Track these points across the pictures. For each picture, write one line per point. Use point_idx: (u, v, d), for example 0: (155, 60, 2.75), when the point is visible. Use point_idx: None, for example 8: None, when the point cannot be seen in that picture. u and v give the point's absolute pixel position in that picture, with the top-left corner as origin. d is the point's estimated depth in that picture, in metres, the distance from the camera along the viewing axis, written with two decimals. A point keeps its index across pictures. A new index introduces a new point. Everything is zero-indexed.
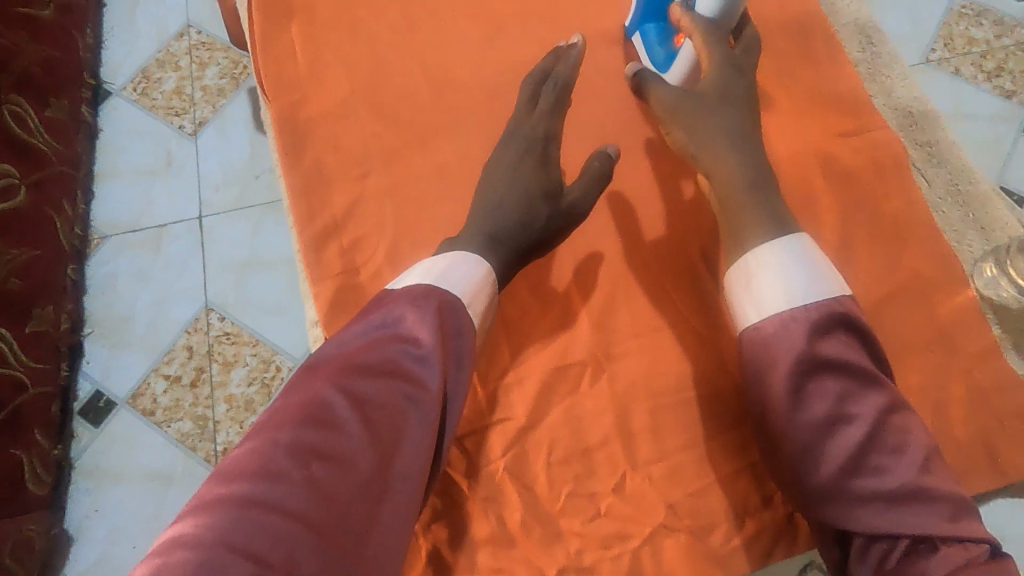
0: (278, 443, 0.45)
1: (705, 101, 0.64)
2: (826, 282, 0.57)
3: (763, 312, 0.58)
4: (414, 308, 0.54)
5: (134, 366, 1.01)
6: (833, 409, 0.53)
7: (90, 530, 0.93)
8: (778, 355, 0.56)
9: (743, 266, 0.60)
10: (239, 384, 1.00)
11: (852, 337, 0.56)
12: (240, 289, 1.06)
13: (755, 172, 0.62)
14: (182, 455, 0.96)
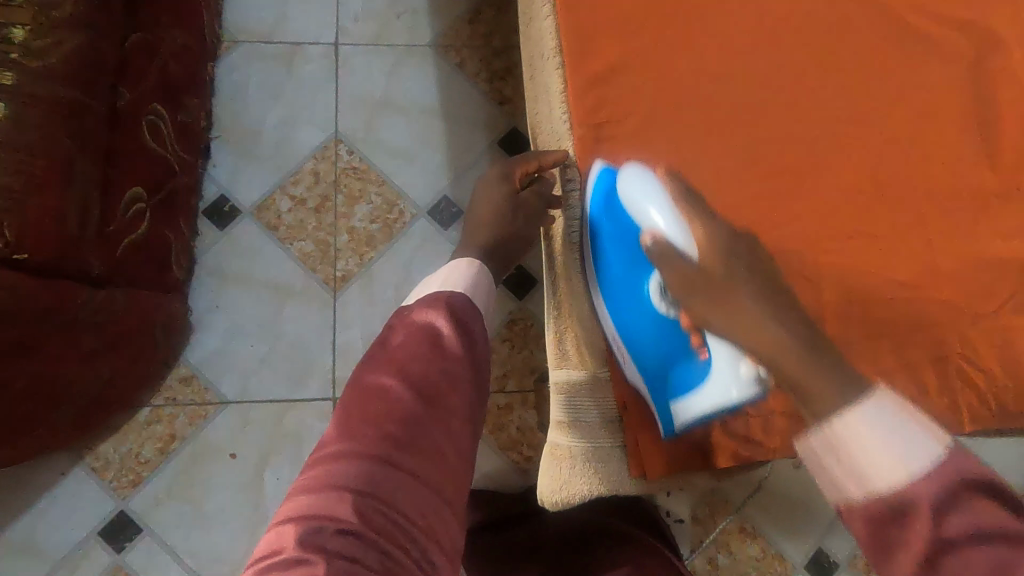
0: (352, 433, 0.47)
1: (744, 271, 0.53)
2: (924, 441, 0.39)
3: (862, 490, 0.40)
4: (438, 306, 0.56)
5: (261, 180, 1.03)
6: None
7: (210, 323, 0.98)
8: (907, 537, 0.38)
9: (819, 437, 0.42)
10: (362, 219, 1.03)
11: (987, 498, 0.37)
12: (370, 127, 1.06)
13: (804, 335, 0.49)
14: (303, 273, 1.01)
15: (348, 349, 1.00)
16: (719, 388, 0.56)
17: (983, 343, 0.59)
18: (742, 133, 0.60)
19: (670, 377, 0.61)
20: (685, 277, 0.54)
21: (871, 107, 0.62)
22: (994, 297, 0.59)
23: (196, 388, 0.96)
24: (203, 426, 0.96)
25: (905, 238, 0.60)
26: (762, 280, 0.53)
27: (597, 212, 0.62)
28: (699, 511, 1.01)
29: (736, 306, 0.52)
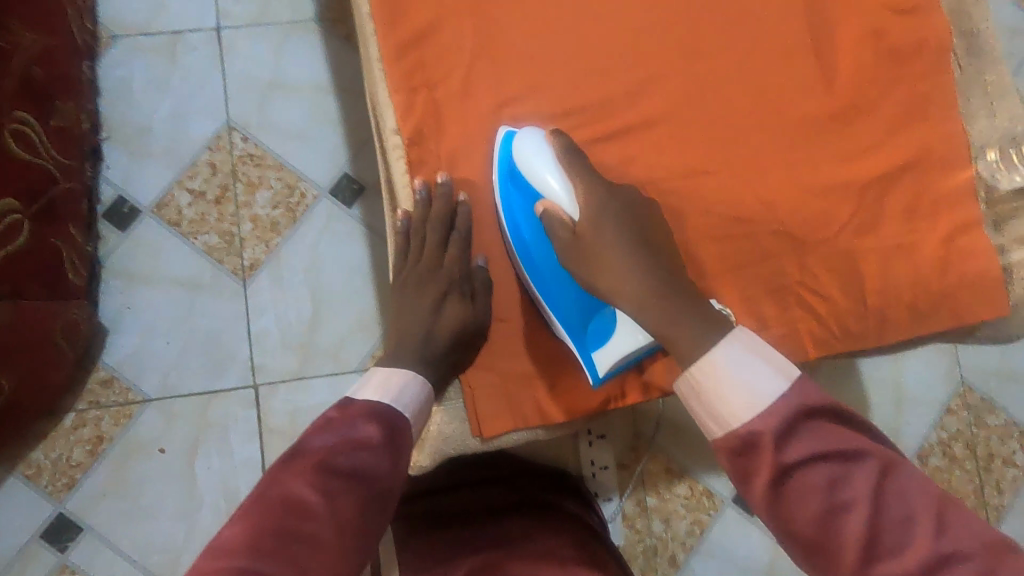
0: (252, 544, 0.44)
1: (616, 224, 0.54)
2: (771, 376, 0.49)
3: (721, 427, 0.49)
4: (372, 418, 0.53)
5: (157, 177, 1.02)
6: (823, 503, 0.46)
7: (124, 324, 0.99)
8: (760, 464, 0.47)
9: (688, 386, 0.51)
10: (264, 206, 1.03)
11: (819, 421, 0.48)
12: (262, 110, 1.05)
13: (667, 285, 0.54)
14: (210, 266, 1.02)
15: (264, 337, 1.01)
16: (630, 336, 0.57)
17: (817, 268, 0.60)
18: (568, 80, 0.59)
19: (587, 327, 0.59)
20: (567, 244, 0.55)
21: (701, 36, 0.61)
22: (830, 222, 0.60)
23: (117, 389, 0.98)
24: (129, 425, 0.98)
25: (741, 171, 0.60)
26: (634, 230, 0.55)
27: (500, 179, 0.58)
28: (625, 458, 1.04)
29: (612, 271, 0.54)
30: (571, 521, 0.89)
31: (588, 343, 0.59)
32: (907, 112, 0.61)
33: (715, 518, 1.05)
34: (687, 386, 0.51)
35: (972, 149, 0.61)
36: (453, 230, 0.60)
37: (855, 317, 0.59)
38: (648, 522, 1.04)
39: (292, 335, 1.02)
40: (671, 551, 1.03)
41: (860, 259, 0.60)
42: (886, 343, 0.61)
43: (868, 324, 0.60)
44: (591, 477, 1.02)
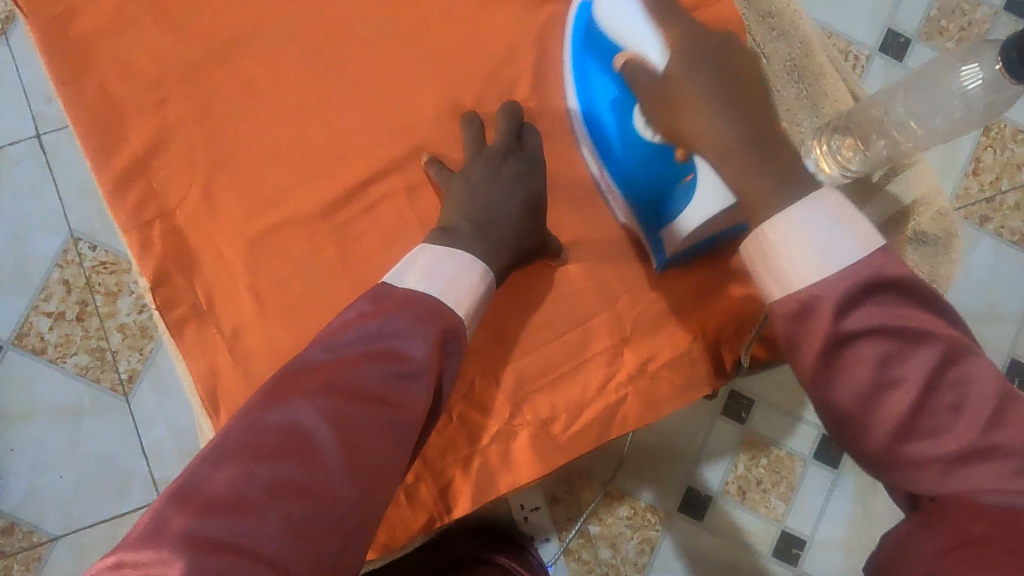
0: (286, 421, 0.46)
1: (706, 80, 0.50)
2: (850, 240, 0.44)
3: (779, 286, 0.45)
4: (422, 319, 0.49)
5: (10, 307, 0.96)
6: (872, 377, 0.43)
7: (14, 467, 0.95)
8: (812, 333, 0.44)
9: (755, 240, 0.46)
10: (129, 312, 0.97)
11: (890, 292, 0.44)
12: (104, 213, 0.98)
13: (756, 146, 0.49)
14: (87, 387, 0.96)
15: (159, 449, 0.96)
16: (713, 197, 0.54)
17: None
18: (324, 177, 0.55)
19: (650, 202, 0.58)
20: (647, 91, 0.53)
21: (461, 105, 0.58)
22: None
23: (21, 534, 0.94)
24: (41, 568, 0.94)
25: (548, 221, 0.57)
26: (727, 79, 0.50)
27: (576, 44, 0.59)
28: (558, 491, 1.00)
29: (692, 118, 0.50)
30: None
31: (659, 220, 0.59)
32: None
33: (663, 532, 1.01)
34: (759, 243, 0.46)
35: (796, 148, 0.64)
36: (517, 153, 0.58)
37: None
38: (595, 550, 1.00)
39: (187, 442, 0.97)
40: (624, 574, 1.00)
41: None
42: None
43: None
44: (523, 520, 0.98)
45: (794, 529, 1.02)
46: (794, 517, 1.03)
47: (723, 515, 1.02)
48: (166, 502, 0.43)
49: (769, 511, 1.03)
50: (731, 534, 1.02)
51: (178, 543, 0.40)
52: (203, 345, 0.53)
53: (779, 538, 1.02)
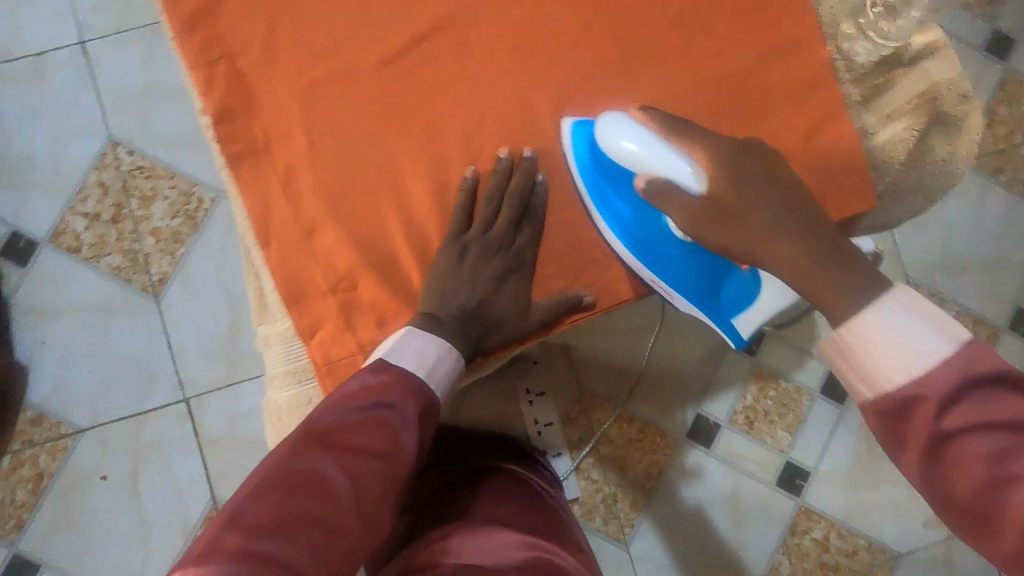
0: (307, 465, 0.48)
1: (759, 183, 0.50)
2: (932, 341, 0.44)
3: (870, 388, 0.45)
4: (414, 387, 0.52)
5: (47, 206, 0.99)
6: (983, 470, 0.42)
7: (43, 361, 0.98)
8: (911, 430, 0.44)
9: (837, 349, 0.47)
10: (163, 217, 1.00)
11: (987, 386, 0.43)
12: (143, 120, 1.01)
13: (815, 244, 0.48)
14: (118, 287, 0.99)
15: (185, 351, 0.99)
16: (774, 292, 0.58)
17: None
18: (378, 22, 0.55)
19: (720, 296, 0.59)
20: (695, 216, 0.50)
21: None
22: None
23: (48, 425, 0.97)
24: (66, 458, 0.97)
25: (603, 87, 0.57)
26: (783, 186, 0.50)
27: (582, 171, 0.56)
28: (571, 411, 1.02)
29: (756, 227, 0.49)
30: (527, 493, 0.86)
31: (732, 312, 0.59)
32: (745, 4, 0.57)
33: (672, 456, 1.04)
34: (833, 344, 0.47)
35: (835, 19, 0.57)
36: (529, 208, 0.56)
37: None
38: (604, 470, 1.03)
39: (214, 344, 0.99)
40: (631, 495, 1.03)
41: None
42: None
43: None
44: (537, 435, 1.00)
45: (798, 460, 1.05)
46: (799, 449, 1.05)
47: (730, 443, 1.05)
48: (219, 528, 0.46)
49: (775, 442, 1.05)
50: (738, 463, 1.05)
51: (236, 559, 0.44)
52: (255, 183, 0.54)
53: (784, 468, 1.05)
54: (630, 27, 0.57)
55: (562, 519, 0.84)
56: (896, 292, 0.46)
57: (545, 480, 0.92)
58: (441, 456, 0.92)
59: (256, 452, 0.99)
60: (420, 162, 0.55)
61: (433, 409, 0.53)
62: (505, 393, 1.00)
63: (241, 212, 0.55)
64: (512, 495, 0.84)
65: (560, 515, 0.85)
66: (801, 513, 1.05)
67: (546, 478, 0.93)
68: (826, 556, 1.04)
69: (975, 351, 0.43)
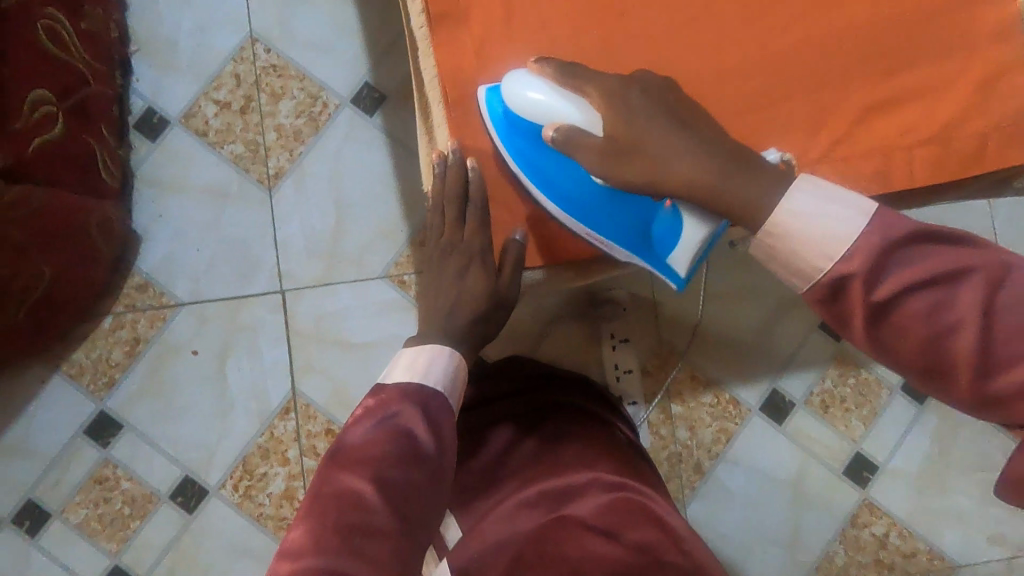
0: (338, 487, 0.49)
1: (650, 108, 0.52)
2: (845, 215, 0.44)
3: (806, 281, 0.46)
4: (416, 392, 0.54)
5: (183, 89, 1.04)
6: (929, 329, 0.42)
7: (157, 232, 1.02)
8: (851, 305, 0.44)
9: (765, 248, 0.47)
10: (288, 115, 1.04)
11: (924, 242, 0.43)
12: (284, 21, 1.05)
13: (720, 156, 0.51)
14: (236, 174, 1.03)
15: (289, 245, 1.03)
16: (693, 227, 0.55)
17: (876, 125, 0.57)
18: None
19: (652, 236, 0.57)
20: (604, 158, 0.52)
21: None
22: (876, 68, 0.57)
23: (151, 294, 1.01)
24: (163, 327, 1.01)
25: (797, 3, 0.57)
26: (669, 110, 0.53)
27: (499, 128, 0.56)
28: (650, 364, 1.03)
29: (659, 143, 0.51)
30: (607, 430, 0.86)
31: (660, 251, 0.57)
32: None
33: (742, 427, 1.04)
34: (761, 248, 0.48)
35: None
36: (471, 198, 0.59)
37: (905, 166, 0.56)
38: (673, 429, 1.03)
39: (316, 243, 1.03)
40: (695, 458, 1.03)
41: (906, 109, 0.57)
42: (943, 180, 0.57)
43: (918, 176, 0.57)
44: (616, 380, 1.01)
45: (868, 453, 1.04)
46: (871, 442, 1.04)
47: (802, 424, 1.04)
48: None
49: (847, 431, 1.04)
50: (807, 445, 1.04)
51: None
52: (450, 46, 0.57)
53: (853, 458, 1.04)
54: None
55: (639, 458, 0.85)
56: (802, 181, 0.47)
57: (621, 421, 0.94)
58: (523, 386, 0.93)
59: (340, 352, 1.02)
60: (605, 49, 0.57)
61: (444, 401, 0.55)
62: (586, 333, 1.03)
63: (432, 69, 0.58)
64: (590, 428, 0.85)
65: (638, 455, 0.86)
66: (863, 506, 1.03)
67: (621, 418, 0.94)
68: (882, 553, 1.03)
69: (889, 219, 0.44)
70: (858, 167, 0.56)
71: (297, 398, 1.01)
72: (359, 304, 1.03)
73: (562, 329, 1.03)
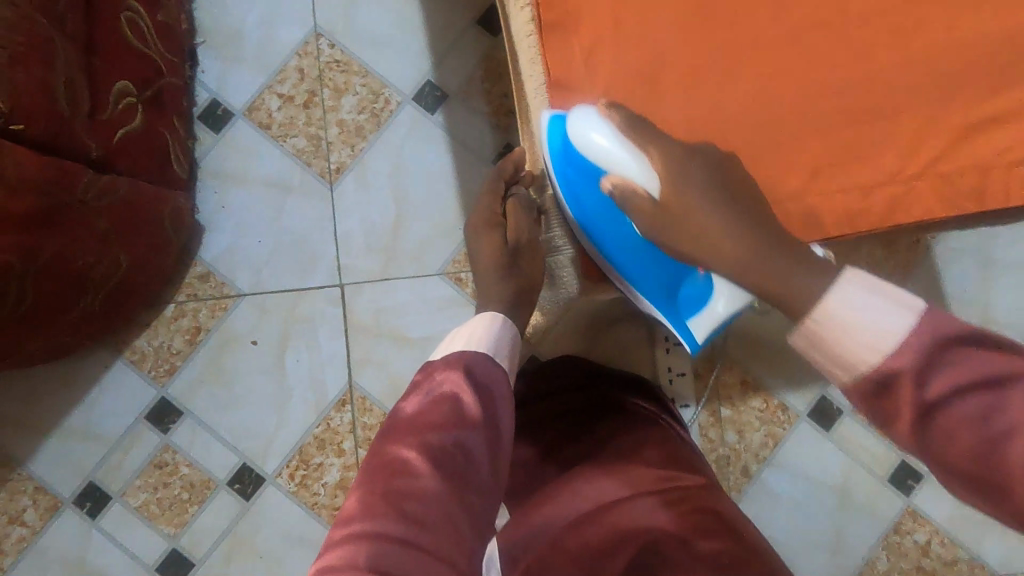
0: (390, 455, 0.51)
1: (696, 183, 0.52)
2: (889, 310, 0.41)
3: (847, 372, 0.42)
4: (457, 365, 0.57)
5: (248, 82, 1.05)
6: (979, 436, 0.37)
7: (219, 223, 1.03)
8: (897, 401, 0.40)
9: (802, 338, 0.45)
10: (350, 111, 1.05)
11: (974, 344, 0.39)
12: (349, 17, 1.06)
13: (759, 237, 0.51)
14: (298, 168, 1.05)
15: (349, 239, 1.04)
16: (721, 296, 0.58)
17: (974, 144, 0.58)
18: None
19: (678, 295, 0.63)
20: (650, 215, 0.53)
21: None
22: (977, 88, 0.58)
23: (212, 284, 1.03)
24: (224, 317, 1.02)
25: (899, 23, 0.58)
26: (719, 188, 0.53)
27: (553, 156, 0.60)
28: (701, 368, 1.05)
29: (698, 219, 0.52)
30: (658, 425, 0.87)
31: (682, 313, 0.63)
32: None
33: (790, 432, 1.05)
34: (802, 337, 0.45)
35: None
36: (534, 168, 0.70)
37: (1001, 185, 0.57)
38: (722, 432, 1.04)
39: (376, 238, 1.04)
40: (743, 462, 1.04)
41: (1004, 130, 0.58)
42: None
43: (1012, 196, 0.58)
44: (668, 383, 1.03)
45: (914, 462, 1.05)
46: None
47: (849, 431, 1.05)
48: (326, 542, 0.47)
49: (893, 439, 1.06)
50: (853, 452, 1.05)
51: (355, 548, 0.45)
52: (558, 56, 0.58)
53: (898, 466, 1.05)
54: None
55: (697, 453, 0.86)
56: (848, 273, 0.44)
57: (671, 417, 0.94)
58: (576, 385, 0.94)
59: (397, 346, 1.03)
60: (710, 63, 0.58)
61: (485, 365, 0.58)
62: (641, 335, 1.05)
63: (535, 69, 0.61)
64: (645, 425, 0.86)
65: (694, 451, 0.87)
66: (907, 514, 1.05)
67: (671, 414, 0.95)
68: (923, 561, 1.04)
69: (938, 318, 0.40)
70: (955, 185, 0.58)
71: (354, 391, 1.03)
72: (417, 300, 1.04)
73: (617, 330, 1.04)
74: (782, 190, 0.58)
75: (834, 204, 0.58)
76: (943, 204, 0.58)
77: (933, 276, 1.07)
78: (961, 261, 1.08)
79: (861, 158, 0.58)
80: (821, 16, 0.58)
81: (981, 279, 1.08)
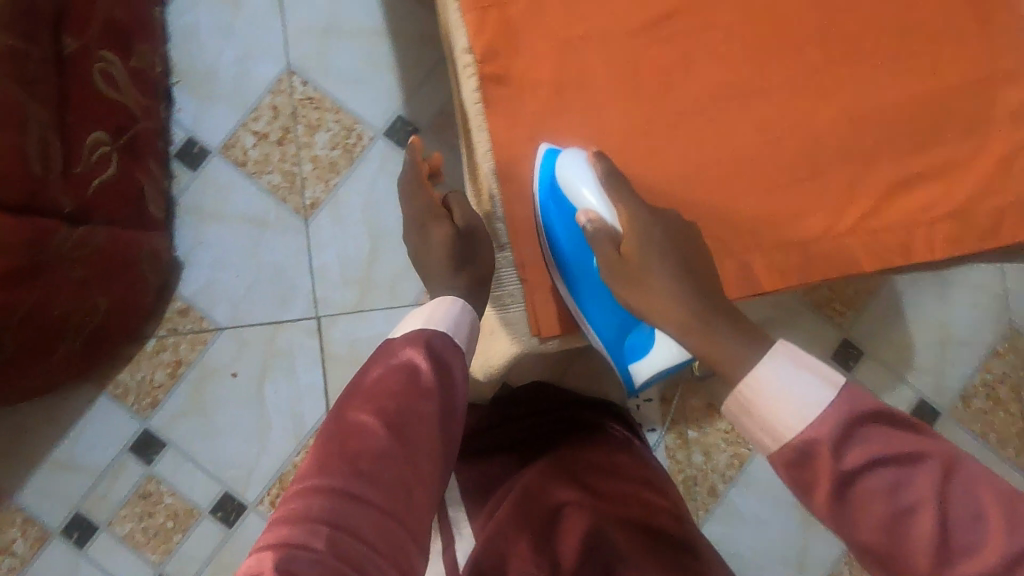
0: (348, 419, 0.53)
1: (657, 244, 0.57)
2: (815, 385, 0.48)
3: (773, 441, 0.49)
4: (420, 336, 0.59)
5: (223, 120, 1.07)
6: (888, 510, 0.44)
7: (197, 258, 1.06)
8: (819, 475, 0.46)
9: (736, 403, 0.52)
10: (323, 147, 1.08)
11: (887, 426, 0.46)
12: (320, 54, 1.09)
13: (701, 305, 0.56)
14: (273, 204, 1.07)
15: (325, 272, 1.07)
16: (667, 350, 0.65)
17: (898, 200, 0.61)
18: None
19: (625, 342, 0.68)
20: (611, 262, 0.59)
21: None
22: (900, 148, 0.61)
23: (192, 318, 1.06)
24: (204, 350, 1.05)
25: (827, 86, 0.61)
26: (679, 253, 0.58)
27: (542, 197, 0.64)
28: (668, 392, 1.08)
29: (655, 289, 0.57)
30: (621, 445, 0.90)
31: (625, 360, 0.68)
32: (968, 32, 0.62)
33: (755, 452, 1.09)
34: (735, 402, 0.51)
35: None
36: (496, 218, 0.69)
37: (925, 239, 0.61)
38: (689, 454, 1.08)
39: (351, 271, 1.07)
40: (710, 482, 1.08)
41: (927, 186, 0.61)
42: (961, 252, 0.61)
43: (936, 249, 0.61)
44: (636, 409, 1.07)
45: None
46: None
47: None
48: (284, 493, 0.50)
49: None
50: None
51: (309, 498, 0.48)
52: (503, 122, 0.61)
53: None
54: (859, 38, 0.62)
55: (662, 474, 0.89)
56: (779, 345, 0.51)
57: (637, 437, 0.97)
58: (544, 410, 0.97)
59: None
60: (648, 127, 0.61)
61: (448, 338, 0.60)
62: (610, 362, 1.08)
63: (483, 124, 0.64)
64: (609, 446, 0.89)
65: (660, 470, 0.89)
66: None
67: (637, 435, 0.98)
68: None
69: (855, 394, 0.47)
70: (882, 240, 0.61)
71: None
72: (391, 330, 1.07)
73: (586, 357, 1.08)
74: (721, 247, 0.61)
75: (769, 259, 0.61)
76: (870, 258, 0.61)
77: (893, 299, 1.11)
78: (919, 284, 1.11)
79: (794, 215, 0.61)
80: (753, 82, 0.62)
81: (939, 301, 1.11)
